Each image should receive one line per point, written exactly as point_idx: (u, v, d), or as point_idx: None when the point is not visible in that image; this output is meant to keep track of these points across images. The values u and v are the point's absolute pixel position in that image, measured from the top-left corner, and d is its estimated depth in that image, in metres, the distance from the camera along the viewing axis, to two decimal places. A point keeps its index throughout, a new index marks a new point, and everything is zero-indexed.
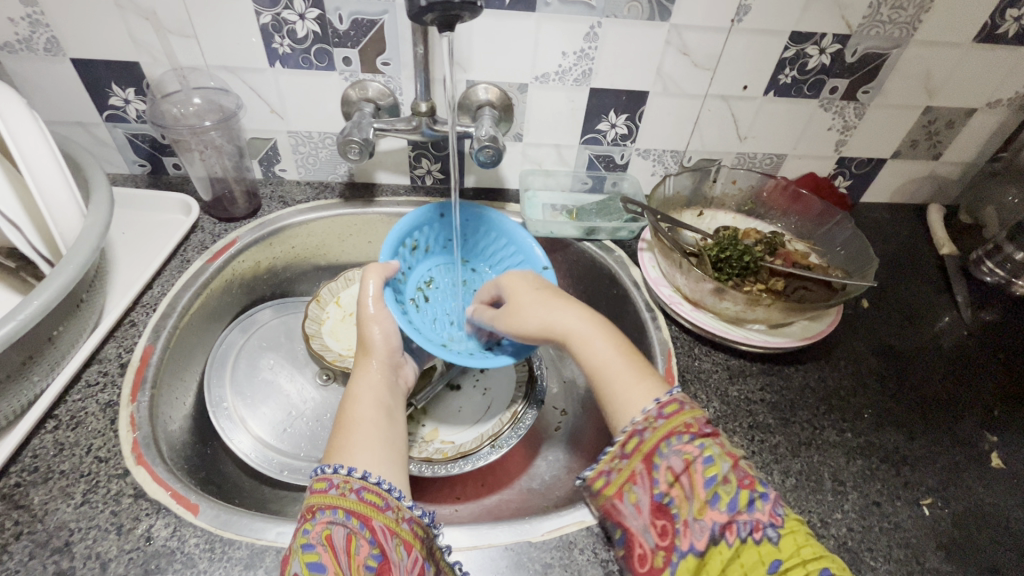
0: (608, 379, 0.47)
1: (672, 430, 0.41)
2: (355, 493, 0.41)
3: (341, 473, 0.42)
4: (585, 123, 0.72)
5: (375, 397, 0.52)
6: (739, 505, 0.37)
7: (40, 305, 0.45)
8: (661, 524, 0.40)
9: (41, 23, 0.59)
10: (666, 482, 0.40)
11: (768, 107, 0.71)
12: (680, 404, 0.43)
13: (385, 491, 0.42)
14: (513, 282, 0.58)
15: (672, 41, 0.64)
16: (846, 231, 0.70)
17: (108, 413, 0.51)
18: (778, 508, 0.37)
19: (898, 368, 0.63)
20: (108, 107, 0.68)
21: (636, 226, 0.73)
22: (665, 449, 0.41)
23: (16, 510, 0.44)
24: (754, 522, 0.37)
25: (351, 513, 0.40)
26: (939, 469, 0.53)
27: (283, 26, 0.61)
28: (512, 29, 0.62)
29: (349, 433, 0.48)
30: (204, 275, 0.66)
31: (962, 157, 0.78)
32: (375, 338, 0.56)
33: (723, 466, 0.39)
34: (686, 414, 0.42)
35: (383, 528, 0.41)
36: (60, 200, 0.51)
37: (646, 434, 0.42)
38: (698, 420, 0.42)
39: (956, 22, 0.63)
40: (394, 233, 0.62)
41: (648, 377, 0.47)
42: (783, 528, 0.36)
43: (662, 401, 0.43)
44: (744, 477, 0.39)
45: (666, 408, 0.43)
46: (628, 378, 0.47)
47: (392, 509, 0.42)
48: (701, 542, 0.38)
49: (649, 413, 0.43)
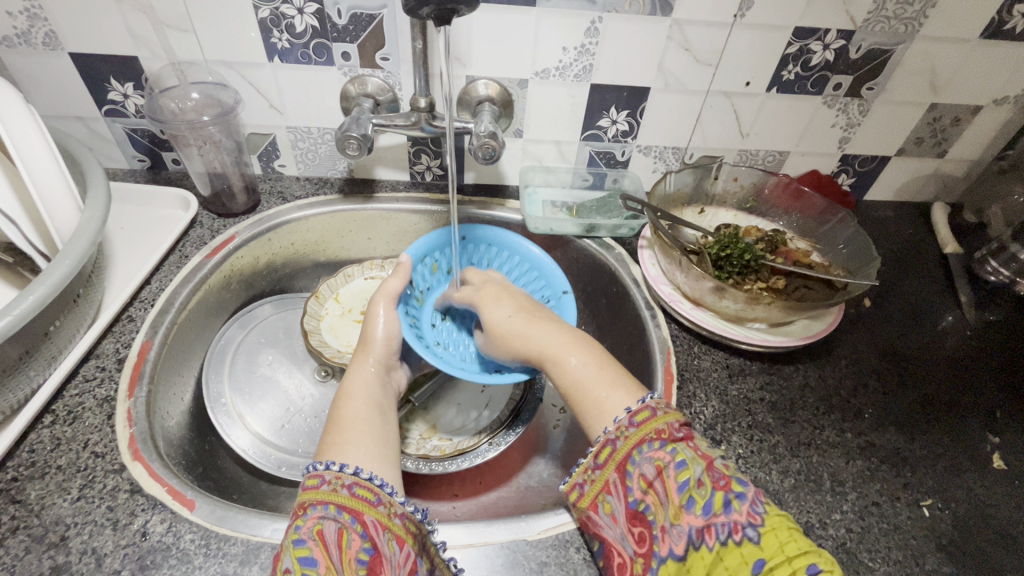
0: (582, 393, 0.48)
1: (644, 438, 0.42)
2: (346, 489, 0.41)
3: (334, 469, 0.42)
4: (585, 119, 0.71)
5: (370, 394, 0.52)
6: (715, 507, 0.37)
7: (36, 299, 0.45)
8: (638, 531, 0.41)
9: (39, 17, 0.59)
10: (641, 489, 0.41)
11: (770, 104, 0.70)
12: (651, 410, 0.43)
13: (377, 486, 0.42)
14: (498, 305, 0.57)
15: (674, 36, 0.63)
16: (848, 229, 0.69)
17: (105, 408, 0.51)
18: (755, 506, 0.37)
19: (900, 368, 0.62)
20: (107, 101, 0.67)
21: (636, 223, 0.73)
22: (638, 456, 0.42)
23: (12, 505, 0.44)
24: (732, 524, 0.36)
25: (343, 508, 0.40)
26: (940, 470, 0.53)
27: (281, 20, 0.60)
28: (513, 24, 0.62)
29: (344, 430, 0.47)
30: (203, 271, 0.66)
31: (966, 156, 0.77)
32: (376, 337, 0.56)
33: (696, 469, 0.39)
34: (657, 420, 0.43)
35: (375, 523, 0.41)
36: (56, 195, 0.51)
37: (618, 443, 0.43)
38: (671, 425, 0.42)
39: (963, 17, 0.62)
40: (411, 251, 0.64)
41: (618, 389, 0.47)
42: (762, 526, 0.36)
43: (633, 409, 0.44)
44: (719, 479, 0.39)
45: (636, 417, 0.43)
46: (599, 392, 0.47)
47: (384, 504, 0.42)
48: (679, 547, 0.38)
49: (620, 422, 0.44)
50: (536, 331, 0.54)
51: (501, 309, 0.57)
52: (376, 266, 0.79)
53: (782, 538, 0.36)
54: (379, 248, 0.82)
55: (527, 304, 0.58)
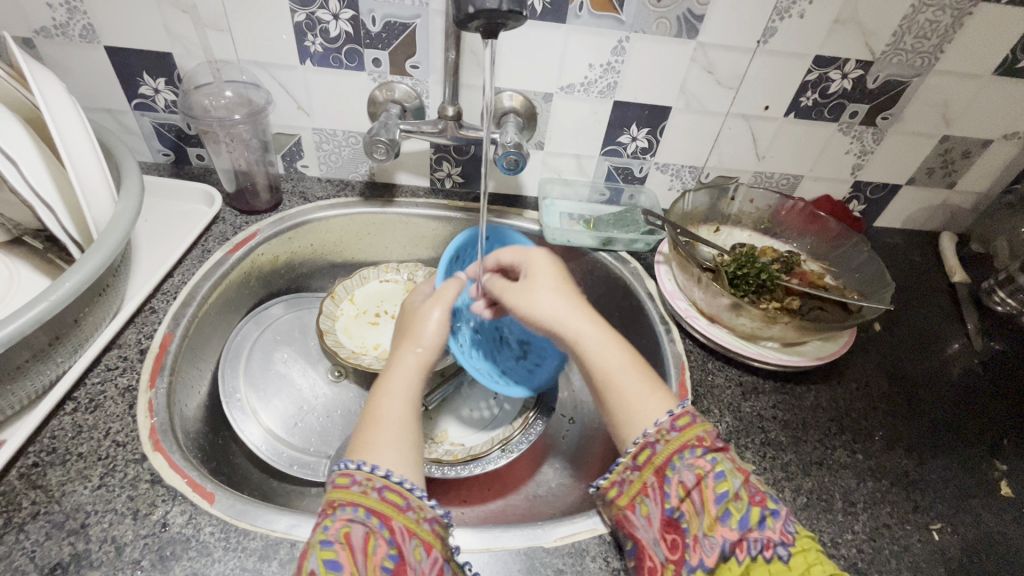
0: (617, 389, 0.49)
1: (685, 444, 0.43)
2: (376, 492, 0.41)
3: (364, 470, 0.42)
4: (606, 135, 0.73)
5: (406, 390, 0.51)
6: (750, 522, 0.39)
7: (71, 288, 0.46)
8: (671, 538, 0.41)
9: (78, 10, 0.60)
10: (678, 496, 0.41)
11: (787, 128, 0.72)
12: (692, 417, 0.45)
13: (407, 490, 0.42)
14: (541, 271, 0.58)
15: (698, 59, 0.65)
16: (862, 254, 0.70)
17: (126, 398, 0.51)
18: (789, 527, 0.38)
19: (909, 392, 0.63)
20: (137, 95, 0.68)
21: (653, 239, 0.74)
22: (677, 462, 0.42)
23: (33, 491, 0.44)
24: (765, 540, 0.38)
25: (371, 512, 0.40)
26: (948, 494, 0.53)
27: (316, 25, 0.62)
28: (543, 41, 0.63)
29: (379, 428, 0.47)
30: (224, 266, 0.66)
31: (974, 188, 0.79)
32: (423, 334, 0.56)
33: (735, 482, 0.40)
34: (698, 428, 0.44)
35: (402, 529, 0.40)
36: (95, 185, 0.51)
37: (658, 447, 0.44)
38: (710, 434, 0.44)
39: (979, 52, 0.64)
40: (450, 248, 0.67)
41: (658, 392, 0.48)
42: (793, 547, 0.38)
43: (675, 413, 0.45)
44: (755, 495, 0.40)
45: (679, 421, 0.45)
46: (638, 389, 0.48)
47: (414, 509, 0.42)
48: (710, 559, 0.38)
49: (661, 425, 0.45)
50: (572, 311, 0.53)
51: (541, 275, 0.57)
52: (392, 270, 0.80)
53: (810, 561, 0.37)
54: (395, 252, 0.82)
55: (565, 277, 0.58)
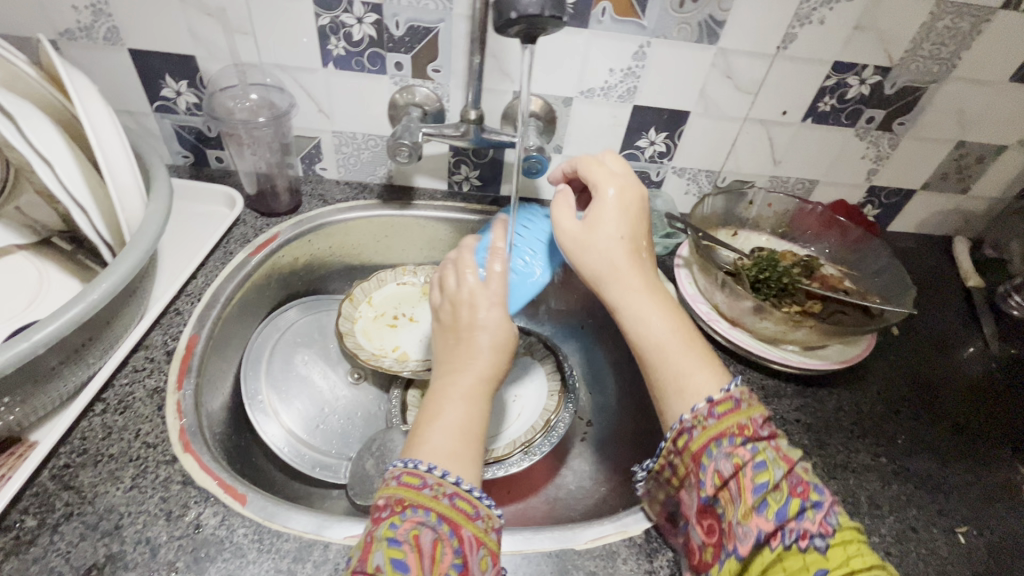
0: (667, 365, 0.48)
1: (724, 432, 0.43)
2: (447, 498, 0.40)
3: (435, 474, 0.41)
4: (624, 139, 0.73)
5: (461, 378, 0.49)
6: (788, 512, 0.39)
7: (108, 288, 0.46)
8: (707, 522, 0.42)
9: (104, 12, 0.61)
10: (714, 484, 0.42)
11: (804, 133, 0.72)
12: (734, 402, 0.44)
13: (476, 500, 0.41)
14: (601, 214, 0.54)
15: (718, 64, 0.65)
16: (881, 259, 0.71)
17: (155, 399, 0.51)
18: (829, 518, 0.39)
19: (929, 396, 0.64)
20: (159, 98, 0.69)
21: (671, 241, 0.76)
22: (714, 451, 0.42)
23: (66, 491, 0.44)
24: (801, 531, 0.38)
25: (443, 519, 0.39)
26: (973, 497, 0.54)
27: (340, 29, 0.62)
28: (565, 46, 0.64)
29: (432, 420, 0.46)
30: (247, 268, 0.66)
31: (987, 193, 0.80)
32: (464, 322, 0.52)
33: (776, 473, 0.40)
34: (740, 415, 0.43)
35: (472, 538, 0.39)
36: (127, 185, 0.51)
37: (694, 433, 0.43)
38: (754, 422, 0.43)
39: (996, 59, 0.64)
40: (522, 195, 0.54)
41: (705, 370, 0.47)
42: (831, 538, 0.38)
43: (715, 399, 0.44)
44: (797, 485, 0.40)
45: (718, 408, 0.43)
46: (684, 364, 0.47)
47: (483, 518, 0.41)
48: (744, 547, 0.39)
49: (699, 411, 0.44)
50: (626, 279, 0.51)
51: (604, 219, 0.54)
52: (409, 272, 0.80)
53: (848, 552, 0.38)
54: (412, 255, 0.83)
55: (634, 230, 0.54)
